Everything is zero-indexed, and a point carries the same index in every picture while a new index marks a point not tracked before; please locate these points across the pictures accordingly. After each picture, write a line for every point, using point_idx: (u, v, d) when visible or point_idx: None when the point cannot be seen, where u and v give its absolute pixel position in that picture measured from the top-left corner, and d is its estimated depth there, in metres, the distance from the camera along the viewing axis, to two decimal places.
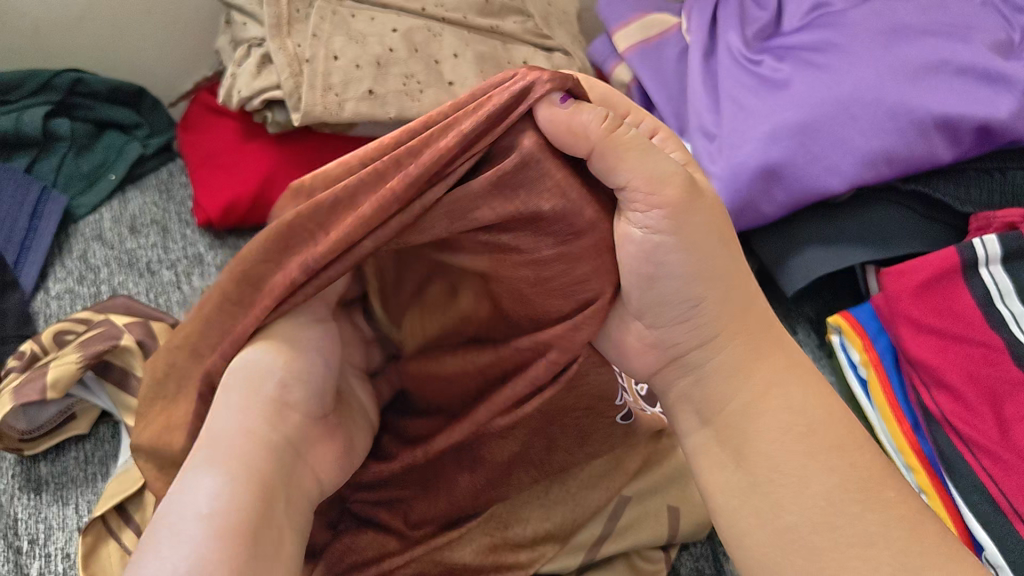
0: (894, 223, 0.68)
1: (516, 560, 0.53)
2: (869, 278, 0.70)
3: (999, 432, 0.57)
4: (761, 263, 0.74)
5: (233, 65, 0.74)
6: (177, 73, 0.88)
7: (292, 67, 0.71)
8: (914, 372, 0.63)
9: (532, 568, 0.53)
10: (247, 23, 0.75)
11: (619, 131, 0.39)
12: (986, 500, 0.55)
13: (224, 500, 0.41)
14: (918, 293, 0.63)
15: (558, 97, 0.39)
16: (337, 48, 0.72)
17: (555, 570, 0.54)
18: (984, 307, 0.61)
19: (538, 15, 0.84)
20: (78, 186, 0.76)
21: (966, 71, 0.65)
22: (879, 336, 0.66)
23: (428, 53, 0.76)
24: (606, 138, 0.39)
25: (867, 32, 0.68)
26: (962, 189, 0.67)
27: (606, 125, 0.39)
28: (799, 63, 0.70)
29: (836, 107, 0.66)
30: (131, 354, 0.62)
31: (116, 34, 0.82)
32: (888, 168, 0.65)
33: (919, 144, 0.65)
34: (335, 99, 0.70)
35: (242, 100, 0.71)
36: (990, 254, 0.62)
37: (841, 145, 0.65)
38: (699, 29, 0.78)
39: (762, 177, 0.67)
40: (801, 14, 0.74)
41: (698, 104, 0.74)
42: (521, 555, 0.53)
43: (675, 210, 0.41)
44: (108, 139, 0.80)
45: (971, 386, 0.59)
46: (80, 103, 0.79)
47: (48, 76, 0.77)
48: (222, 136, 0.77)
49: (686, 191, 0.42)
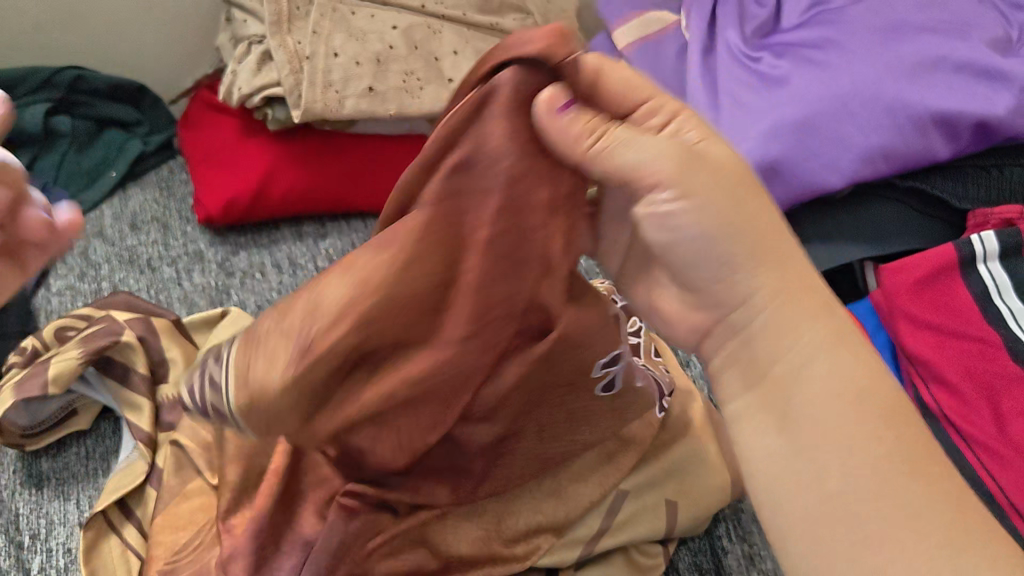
0: (890, 219, 0.68)
1: (509, 553, 0.53)
2: (867, 274, 0.70)
3: (997, 428, 0.57)
4: None
5: (234, 62, 0.74)
6: (179, 71, 0.88)
7: (292, 64, 0.71)
8: (912, 368, 0.63)
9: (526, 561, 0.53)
10: (248, 20, 0.75)
11: (600, 140, 0.40)
12: (984, 495, 0.55)
13: None
14: (916, 289, 0.63)
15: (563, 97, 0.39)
16: (337, 45, 0.72)
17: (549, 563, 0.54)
18: (981, 303, 0.61)
19: (536, 13, 0.84)
20: (80, 183, 0.76)
21: (964, 67, 0.66)
22: (878, 332, 0.67)
23: (428, 50, 0.76)
24: (587, 148, 0.39)
25: (865, 28, 0.68)
26: (960, 186, 0.67)
27: (590, 132, 0.40)
28: (799, 60, 0.71)
29: (834, 103, 0.66)
30: (133, 350, 0.62)
31: (118, 32, 0.83)
32: (886, 164, 0.66)
33: (917, 139, 0.65)
34: (335, 96, 0.70)
35: (243, 98, 0.72)
36: (988, 251, 0.62)
37: (839, 142, 0.66)
38: (699, 25, 0.78)
39: (762, 174, 0.67)
40: (800, 11, 0.74)
41: (698, 101, 0.74)
42: (516, 549, 0.53)
43: (695, 206, 0.40)
44: (109, 136, 0.80)
45: (968, 381, 0.59)
46: (80, 100, 0.80)
47: (48, 74, 0.78)
48: (223, 131, 0.77)
49: (684, 160, 0.40)
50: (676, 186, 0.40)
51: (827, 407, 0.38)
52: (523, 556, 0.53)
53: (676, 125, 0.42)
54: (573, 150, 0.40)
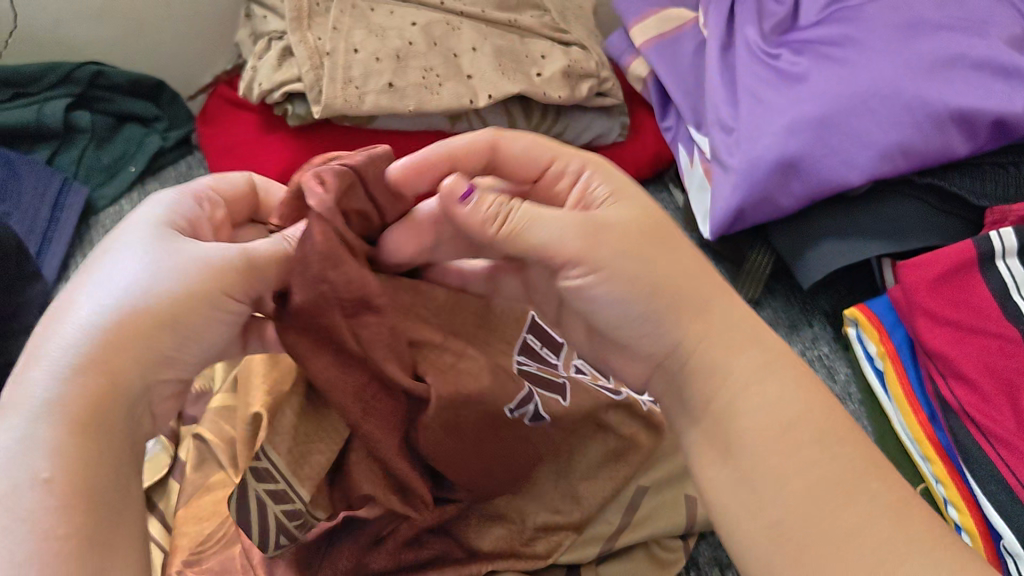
0: (908, 216, 0.68)
1: (531, 551, 0.52)
2: (886, 272, 0.71)
3: (1016, 422, 0.57)
4: (776, 258, 0.73)
5: (254, 57, 0.74)
6: (197, 67, 0.89)
7: (312, 60, 0.71)
8: (930, 363, 0.63)
9: (548, 559, 0.52)
10: (268, 17, 0.76)
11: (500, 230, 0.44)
12: (1004, 490, 0.55)
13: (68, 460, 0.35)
14: (934, 286, 0.63)
15: (459, 191, 0.44)
16: (357, 42, 0.72)
17: (572, 559, 0.52)
18: (1000, 299, 0.62)
19: (554, 10, 0.85)
20: (100, 177, 0.76)
21: (982, 65, 0.66)
22: (896, 329, 0.67)
23: (447, 47, 0.76)
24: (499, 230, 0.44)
25: (884, 26, 0.69)
26: (978, 183, 0.67)
27: (492, 223, 0.44)
28: (818, 57, 0.71)
29: (853, 101, 0.66)
30: None
31: (138, 29, 0.83)
32: (904, 160, 0.66)
33: (937, 137, 0.65)
34: (355, 91, 0.70)
35: (263, 93, 0.72)
36: (1007, 247, 0.63)
37: (858, 139, 0.66)
38: (716, 22, 0.79)
39: (780, 171, 0.67)
40: (817, 9, 0.74)
41: (715, 98, 0.74)
42: (537, 547, 0.52)
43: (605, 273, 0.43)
44: (128, 131, 0.80)
45: (987, 377, 0.59)
46: (100, 96, 0.80)
47: (68, 69, 0.78)
48: (242, 128, 0.77)
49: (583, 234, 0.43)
50: (584, 262, 0.43)
51: (760, 435, 0.41)
52: (546, 553, 0.52)
53: (585, 181, 0.47)
54: (486, 232, 0.44)
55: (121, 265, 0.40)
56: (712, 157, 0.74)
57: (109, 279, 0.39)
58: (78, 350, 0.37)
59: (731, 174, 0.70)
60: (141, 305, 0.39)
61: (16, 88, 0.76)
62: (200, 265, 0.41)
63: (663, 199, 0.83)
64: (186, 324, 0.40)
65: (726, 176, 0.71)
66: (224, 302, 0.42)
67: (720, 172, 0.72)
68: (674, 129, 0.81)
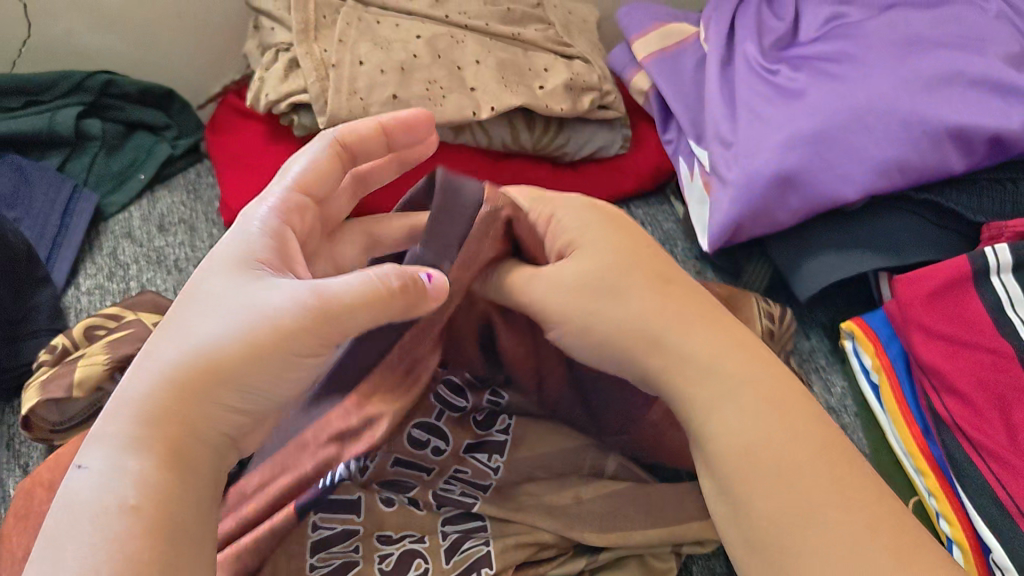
0: (904, 231, 0.69)
1: (553, 540, 0.52)
2: (882, 285, 0.71)
3: (1008, 437, 0.57)
4: (772, 271, 0.75)
5: (262, 68, 0.76)
6: (206, 77, 0.90)
7: (319, 71, 0.72)
8: (923, 377, 0.64)
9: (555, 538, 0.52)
10: (276, 29, 0.77)
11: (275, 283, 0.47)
12: (993, 503, 0.56)
13: (145, 490, 0.35)
14: (930, 299, 0.64)
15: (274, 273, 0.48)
16: (362, 54, 0.73)
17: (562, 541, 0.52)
18: (994, 313, 0.62)
19: (559, 24, 0.86)
20: (108, 186, 0.78)
21: (979, 82, 0.67)
22: (891, 342, 0.67)
23: (451, 59, 0.77)
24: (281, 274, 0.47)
25: (881, 43, 0.70)
26: (974, 200, 0.68)
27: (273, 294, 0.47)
28: (815, 73, 0.72)
29: (849, 116, 0.67)
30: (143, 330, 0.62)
31: (149, 45, 0.85)
32: (901, 177, 0.66)
33: (932, 153, 0.66)
34: (360, 103, 0.71)
35: (268, 105, 0.73)
36: (1001, 263, 0.63)
37: (855, 154, 0.66)
38: (718, 39, 0.80)
39: (778, 184, 0.68)
40: (817, 26, 0.76)
41: (716, 113, 0.75)
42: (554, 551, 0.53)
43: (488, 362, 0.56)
44: (138, 140, 0.82)
45: (980, 392, 0.60)
46: (111, 105, 0.81)
47: (80, 78, 0.79)
48: (251, 137, 0.79)
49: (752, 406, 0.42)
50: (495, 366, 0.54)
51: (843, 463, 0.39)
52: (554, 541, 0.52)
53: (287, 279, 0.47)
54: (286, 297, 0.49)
55: (217, 318, 0.41)
56: (711, 170, 0.74)
57: (196, 336, 0.41)
58: (168, 413, 0.38)
59: (729, 187, 0.71)
60: (280, 316, 0.41)
61: (30, 95, 0.78)
62: (298, 306, 0.41)
63: (664, 211, 0.84)
64: (262, 374, 0.41)
65: (724, 190, 0.72)
66: (306, 349, 0.42)
67: (718, 186, 0.73)
68: (675, 142, 0.82)
